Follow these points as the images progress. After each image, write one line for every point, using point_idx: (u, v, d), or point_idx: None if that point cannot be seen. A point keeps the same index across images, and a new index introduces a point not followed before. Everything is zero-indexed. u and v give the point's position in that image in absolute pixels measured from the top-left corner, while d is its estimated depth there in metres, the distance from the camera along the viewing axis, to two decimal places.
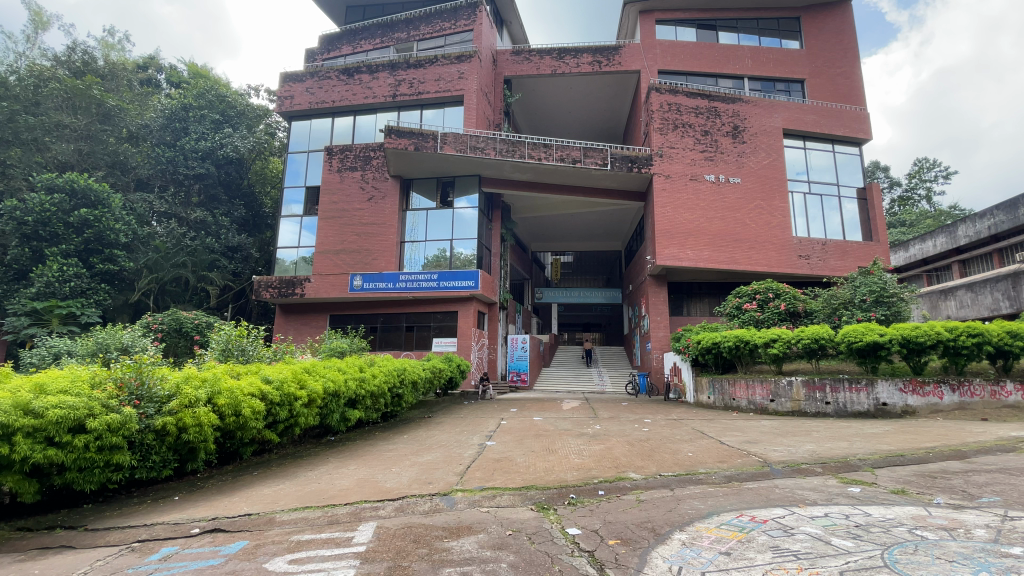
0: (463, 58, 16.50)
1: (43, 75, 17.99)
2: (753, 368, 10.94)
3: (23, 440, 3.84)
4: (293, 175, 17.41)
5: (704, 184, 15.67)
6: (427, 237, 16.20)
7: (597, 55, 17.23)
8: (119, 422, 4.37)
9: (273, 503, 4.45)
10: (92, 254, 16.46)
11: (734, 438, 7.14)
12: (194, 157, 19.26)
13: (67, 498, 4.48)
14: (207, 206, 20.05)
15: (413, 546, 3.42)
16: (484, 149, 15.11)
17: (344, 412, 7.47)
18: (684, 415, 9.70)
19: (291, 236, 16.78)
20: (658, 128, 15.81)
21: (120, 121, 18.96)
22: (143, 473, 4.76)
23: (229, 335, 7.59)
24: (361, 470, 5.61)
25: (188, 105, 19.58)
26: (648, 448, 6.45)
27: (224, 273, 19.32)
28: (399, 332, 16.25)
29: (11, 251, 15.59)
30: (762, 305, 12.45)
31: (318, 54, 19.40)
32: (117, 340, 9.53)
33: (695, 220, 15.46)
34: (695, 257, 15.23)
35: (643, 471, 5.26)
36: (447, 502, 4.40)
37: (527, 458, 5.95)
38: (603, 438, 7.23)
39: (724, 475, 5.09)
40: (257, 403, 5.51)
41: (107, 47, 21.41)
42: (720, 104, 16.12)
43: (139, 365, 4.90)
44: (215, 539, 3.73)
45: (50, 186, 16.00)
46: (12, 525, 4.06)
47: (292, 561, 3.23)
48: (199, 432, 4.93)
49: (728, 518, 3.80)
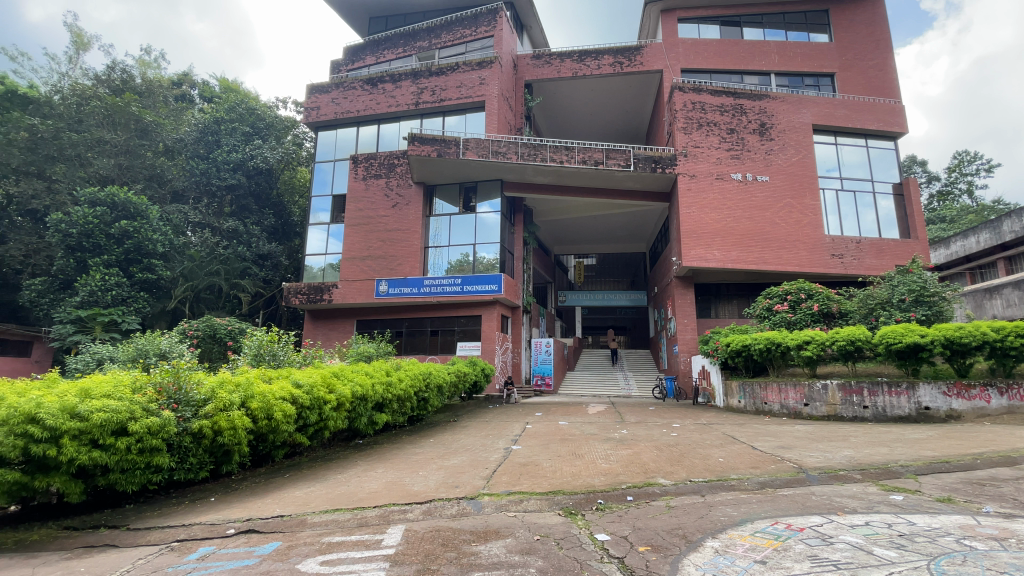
0: (483, 64, 16.63)
1: (86, 94, 18.77)
2: (785, 371, 10.66)
3: (69, 443, 4.04)
4: (320, 184, 17.84)
5: (731, 183, 15.36)
6: (451, 242, 16.31)
7: (618, 56, 17.13)
8: (158, 425, 4.53)
9: (303, 505, 4.52)
10: (132, 264, 17.08)
11: (766, 443, 6.95)
12: (227, 168, 19.91)
13: (110, 497, 4.68)
14: (238, 215, 20.75)
15: (440, 550, 3.43)
16: (506, 153, 15.12)
17: (372, 415, 7.58)
18: (714, 420, 9.47)
19: (319, 243, 17.21)
20: (682, 127, 15.62)
21: (158, 136, 19.74)
22: (181, 475, 4.91)
23: (260, 340, 7.81)
24: (388, 473, 5.66)
25: (220, 119, 20.29)
26: (677, 454, 6.31)
27: (255, 280, 19.96)
28: (423, 335, 16.35)
29: (57, 262, 16.36)
30: (793, 306, 12.12)
31: (342, 66, 19.84)
32: (155, 346, 9.87)
33: (722, 219, 15.15)
34: (723, 257, 14.93)
35: (673, 477, 5.16)
36: (474, 506, 4.40)
37: (553, 462, 5.93)
38: (630, 443, 7.14)
39: (757, 482, 4.94)
40: (288, 406, 5.63)
41: (144, 65, 22.33)
42: (745, 101, 15.81)
43: (177, 370, 5.07)
44: (250, 540, 3.82)
45: (92, 200, 16.66)
46: (59, 523, 4.25)
47: (324, 561, 3.29)
48: (233, 435, 5.06)
49: (762, 525, 3.70)
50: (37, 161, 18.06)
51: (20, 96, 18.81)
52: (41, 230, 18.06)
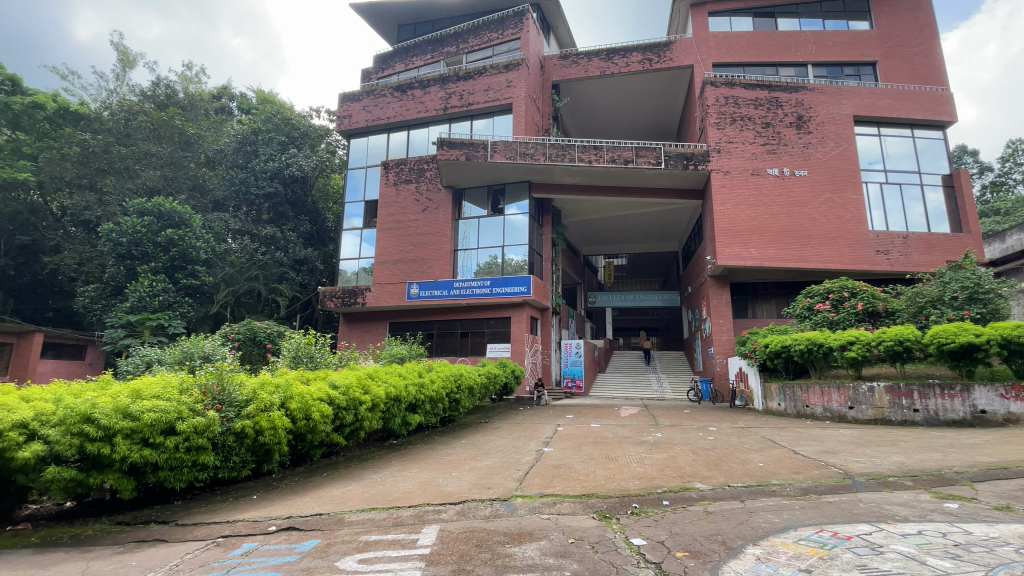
0: (510, 66, 16.63)
1: (132, 109, 19.75)
2: (828, 373, 10.26)
3: (122, 441, 4.26)
4: (352, 190, 18.30)
5: (767, 178, 14.92)
6: (479, 244, 16.37)
7: (646, 53, 16.91)
8: (204, 425, 4.71)
9: (341, 504, 4.62)
10: (178, 270, 17.92)
11: (809, 447, 6.70)
12: (264, 177, 20.59)
13: (160, 494, 4.89)
14: (275, 222, 21.25)
15: (475, 550, 3.44)
16: (534, 155, 15.07)
17: (406, 416, 7.69)
18: (753, 423, 9.20)
19: (353, 248, 17.66)
20: (715, 123, 15.26)
21: (200, 148, 20.64)
22: (225, 473, 5.09)
23: (298, 343, 8.05)
24: (422, 473, 5.72)
25: (258, 129, 21.02)
26: (715, 458, 6.15)
27: (292, 285, 20.56)
28: (454, 337, 16.46)
29: (109, 269, 17.25)
30: (836, 305, 11.67)
31: (372, 74, 20.27)
32: (199, 349, 10.33)
33: (759, 216, 14.71)
34: (759, 255, 14.50)
35: (710, 481, 5.02)
36: (508, 507, 4.40)
37: (586, 465, 5.87)
38: (665, 446, 7.00)
39: (799, 487, 4.76)
40: (326, 407, 5.77)
41: (186, 80, 23.37)
42: (781, 94, 15.34)
43: (220, 372, 5.25)
44: (290, 537, 3.92)
45: (141, 211, 17.55)
46: (112, 519, 4.47)
47: (361, 560, 3.33)
48: (273, 434, 5.22)
49: (806, 532, 3.56)
50: (89, 175, 19.11)
51: (71, 112, 19.79)
52: (93, 239, 19.11)
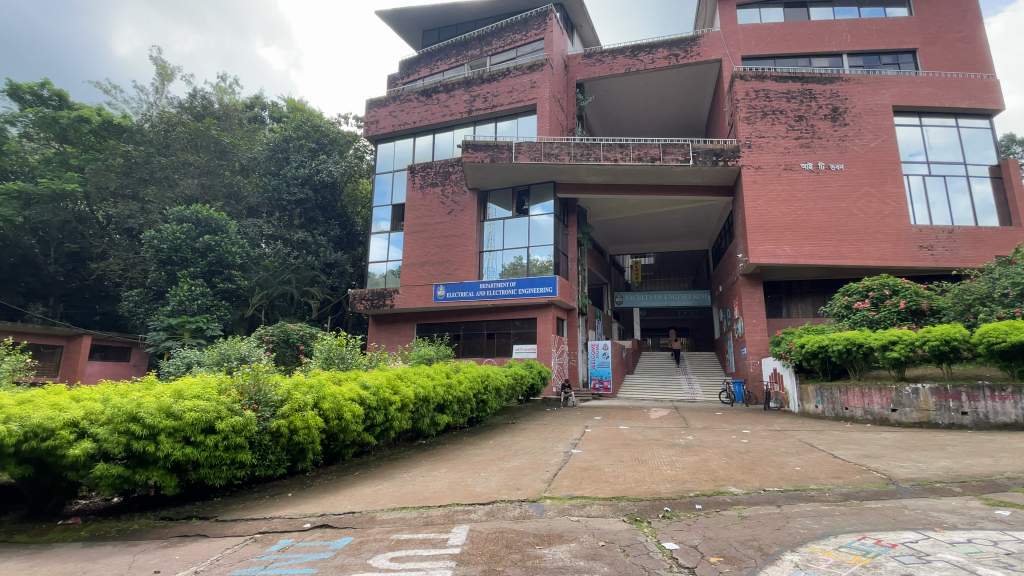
0: (534, 67, 16.60)
1: (171, 121, 20.62)
2: (868, 374, 9.87)
3: (165, 440, 4.43)
4: (380, 195, 18.66)
5: (801, 173, 14.47)
6: (505, 245, 16.38)
7: (673, 48, 16.63)
8: (241, 424, 4.86)
9: (373, 502, 4.71)
10: (215, 275, 18.59)
11: (849, 451, 6.45)
12: (296, 183, 21.17)
13: (201, 490, 5.07)
14: (307, 227, 21.84)
15: (505, 551, 3.44)
16: (558, 154, 14.99)
17: (434, 416, 7.78)
18: (789, 426, 8.92)
19: (381, 251, 18.00)
20: (745, 118, 14.90)
21: (235, 156, 21.41)
22: (262, 471, 5.24)
23: (330, 344, 8.25)
24: (451, 473, 5.77)
25: (289, 137, 21.64)
26: (749, 461, 5.99)
27: (323, 288, 21.04)
28: (480, 338, 16.54)
29: (151, 275, 18.04)
30: (876, 304, 11.23)
31: (398, 79, 20.61)
32: (236, 350, 10.69)
33: (792, 212, 14.28)
34: (794, 253, 14.07)
35: (745, 485, 4.89)
36: (537, 508, 4.39)
37: (616, 467, 5.81)
38: (697, 449, 6.86)
39: (839, 493, 4.59)
40: (357, 407, 5.89)
41: (221, 92, 24.26)
42: (815, 86, 14.86)
43: (256, 373, 5.41)
44: (324, 535, 4.00)
45: (180, 218, 18.30)
46: (156, 514, 4.66)
47: (393, 558, 3.38)
48: (307, 434, 5.35)
49: (848, 540, 3.43)
50: (132, 184, 20.03)
51: (114, 125, 20.72)
52: (135, 246, 20.01)
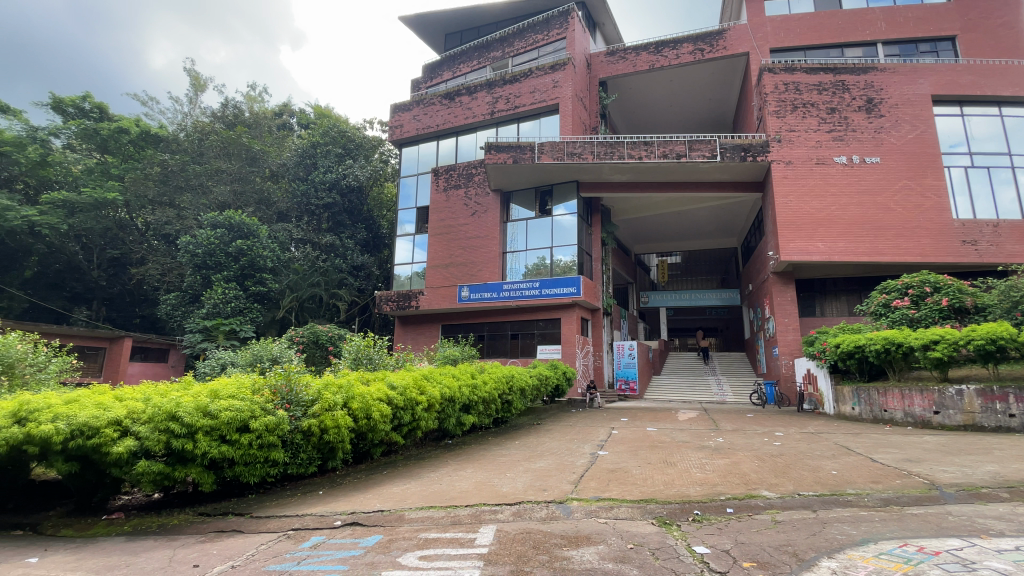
0: (557, 66, 16.55)
1: (204, 130, 21.35)
2: (909, 375, 9.49)
3: (202, 438, 4.59)
4: (405, 198, 18.93)
5: (833, 167, 14.03)
6: (528, 246, 16.36)
7: (698, 43, 16.34)
8: (274, 423, 5.00)
9: (401, 500, 4.77)
10: (248, 278, 19.12)
11: (889, 455, 6.21)
12: (323, 188, 21.60)
13: (236, 487, 5.23)
14: (334, 230, 22.29)
15: (532, 552, 3.44)
16: (581, 154, 14.90)
17: (460, 416, 7.83)
18: (824, 429, 8.64)
19: (406, 253, 18.26)
20: (774, 112, 14.52)
21: (265, 162, 21.98)
22: (294, 469, 5.37)
23: (358, 345, 8.40)
24: (478, 473, 5.80)
25: (317, 143, 22.11)
26: (782, 464, 5.83)
27: (351, 290, 21.45)
28: (504, 339, 16.58)
29: (187, 279, 18.72)
30: (916, 302, 10.79)
31: (421, 83, 20.85)
32: (268, 351, 11.00)
33: (825, 208, 13.84)
34: (827, 249, 13.63)
35: (778, 489, 4.76)
36: (564, 510, 4.36)
37: (644, 469, 5.73)
38: (727, 452, 6.71)
39: (879, 498, 4.42)
40: (385, 407, 5.99)
41: (251, 100, 24.99)
42: (847, 77, 14.39)
43: (288, 373, 5.53)
44: (354, 532, 4.08)
45: (214, 223, 18.93)
46: (195, 510, 4.83)
47: (422, 557, 3.42)
48: (337, 432, 5.46)
49: (888, 546, 3.30)
50: (169, 192, 20.83)
51: (152, 135, 21.58)
52: (172, 251, 20.78)
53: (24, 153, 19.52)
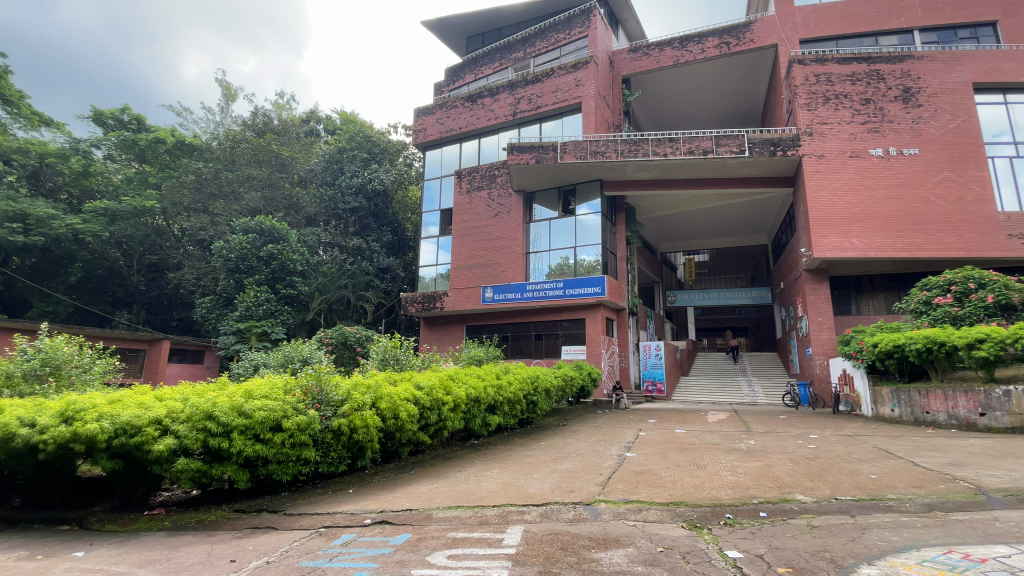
0: (579, 65, 16.45)
1: (236, 138, 22.03)
2: (953, 375, 9.07)
3: (237, 437, 4.74)
4: (429, 201, 19.13)
5: (868, 160, 13.54)
6: (551, 246, 16.30)
7: (723, 36, 16.01)
8: (305, 423, 5.12)
9: (429, 500, 4.81)
10: (278, 282, 19.60)
11: (931, 459, 5.95)
12: (350, 193, 22.00)
13: (269, 485, 5.37)
14: (361, 234, 22.70)
15: (561, 553, 3.42)
16: (605, 152, 14.76)
17: (485, 417, 7.86)
18: (862, 431, 8.35)
19: (430, 255, 18.45)
20: (804, 104, 14.10)
21: (293, 168, 22.53)
22: (325, 468, 5.48)
23: (385, 346, 8.54)
24: (504, 474, 5.81)
25: (343, 149, 22.57)
26: (818, 468, 5.65)
27: (378, 292, 21.81)
28: (529, 339, 16.57)
29: (221, 282, 19.33)
30: (960, 299, 10.30)
31: (444, 87, 21.05)
32: (299, 353, 11.27)
33: (860, 202, 13.37)
34: (863, 245, 13.16)
35: (814, 493, 4.62)
36: (591, 512, 4.33)
37: (673, 472, 5.64)
38: (759, 454, 6.55)
39: (921, 503, 4.24)
40: (412, 407, 6.06)
41: (280, 108, 25.69)
42: (882, 66, 13.87)
43: (318, 373, 5.65)
44: (384, 530, 4.13)
45: (246, 228, 19.49)
46: (230, 507, 4.98)
47: (450, 556, 3.45)
48: (366, 432, 5.56)
49: (932, 554, 3.16)
50: (203, 199, 21.56)
51: (186, 144, 22.37)
52: (206, 256, 21.48)
53: (68, 164, 20.39)
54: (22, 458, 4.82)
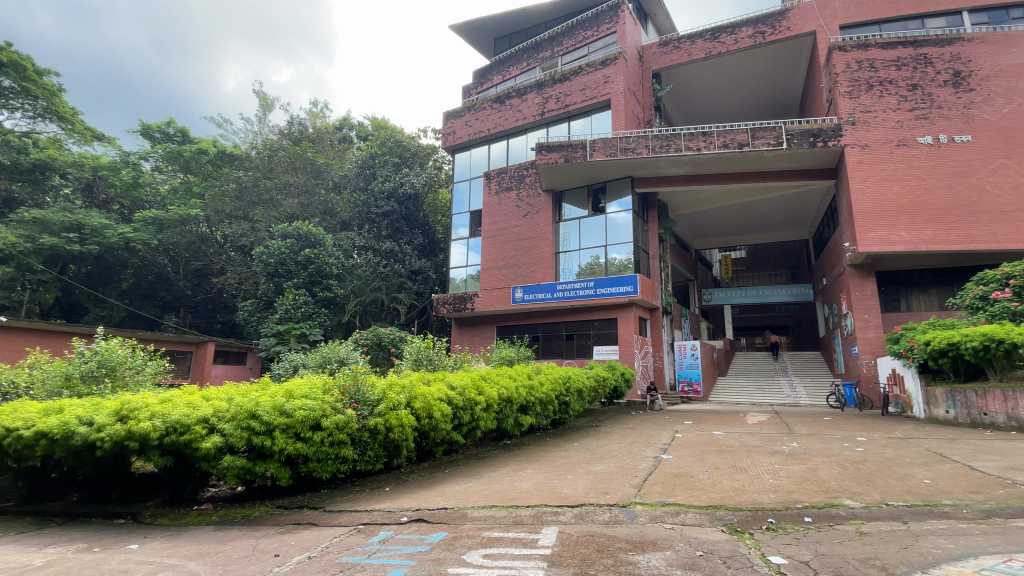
0: (607, 62, 16.26)
1: (273, 147, 22.79)
2: (1013, 375, 8.51)
3: (279, 435, 4.90)
4: (459, 203, 19.32)
5: (916, 149, 12.86)
6: (581, 245, 16.18)
7: (758, 26, 15.53)
8: (343, 422, 5.25)
9: (464, 499, 4.85)
10: (316, 285, 20.17)
11: (991, 463, 5.60)
12: (382, 197, 22.41)
13: (310, 482, 5.53)
14: (393, 237, 23.11)
15: (597, 555, 3.39)
16: (635, 149, 14.53)
17: (518, 417, 7.87)
18: (914, 434, 7.93)
19: (460, 257, 18.63)
20: (846, 92, 13.52)
21: (328, 175, 23.13)
22: (362, 466, 5.60)
23: (419, 347, 8.66)
24: (538, 474, 5.80)
25: (375, 154, 23.03)
26: (866, 472, 5.40)
27: (410, 294, 22.17)
28: (560, 340, 16.50)
29: (262, 286, 20.03)
30: (1020, 293, 9.66)
31: (472, 89, 21.21)
32: (336, 354, 11.57)
33: (908, 193, 12.71)
34: (912, 238, 12.49)
35: (862, 498, 4.42)
36: (627, 514, 4.27)
37: (711, 474, 5.50)
38: (803, 457, 6.31)
39: (980, 509, 4.00)
40: (445, 407, 6.13)
41: (314, 116, 26.45)
42: (929, 50, 13.18)
43: (355, 373, 5.78)
44: (420, 529, 4.19)
45: (284, 234, 20.12)
46: (274, 503, 5.15)
47: (486, 555, 3.47)
48: (402, 431, 5.65)
49: (992, 562, 2.98)
50: (244, 207, 22.43)
51: (227, 154, 23.30)
52: (248, 261, 22.33)
53: (119, 176, 21.55)
54: (81, 454, 5.12)
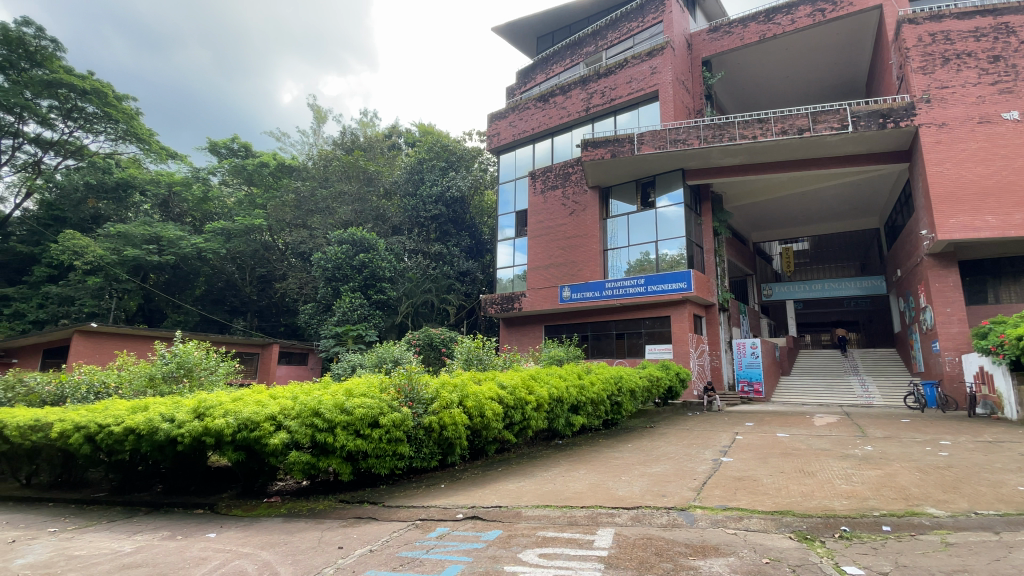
0: (653, 53, 15.86)
1: (328, 157, 23.83)
2: None
3: (340, 432, 5.10)
4: (504, 203, 19.46)
5: (1002, 125, 11.70)
6: (630, 242, 15.86)
7: (816, 3, 14.64)
8: (399, 420, 5.40)
9: (518, 498, 4.87)
10: (370, 288, 20.88)
11: None
12: (431, 202, 22.79)
13: (369, 478, 5.74)
14: (441, 240, 23.53)
15: (655, 559, 3.30)
16: (685, 140, 14.06)
17: (569, 417, 7.82)
18: (1007, 438, 7.21)
19: (507, 257, 18.75)
20: (918, 68, 12.50)
21: (379, 182, 23.92)
22: (418, 463, 5.74)
23: (469, 346, 8.79)
24: (591, 475, 5.73)
25: (423, 159, 23.54)
26: (952, 478, 4.95)
27: (459, 295, 22.53)
28: (609, 339, 16.25)
29: (320, 290, 20.96)
30: None
31: (516, 89, 21.30)
32: (390, 354, 11.95)
33: (994, 173, 11.56)
34: (1001, 223, 11.35)
35: (947, 507, 4.06)
36: (686, 517, 4.13)
37: (777, 478, 5.24)
38: (879, 462, 5.87)
39: None
40: (497, 406, 6.20)
41: (365, 126, 27.44)
42: (1015, 16, 11.97)
43: (409, 372, 5.93)
44: (475, 526, 4.25)
45: (341, 240, 20.99)
46: (336, 497, 5.39)
47: (541, 555, 3.46)
48: (455, 429, 5.76)
49: None
50: (302, 216, 23.62)
51: (286, 166, 24.61)
52: (307, 267, 23.48)
53: (190, 191, 23.29)
54: (163, 449, 5.55)
